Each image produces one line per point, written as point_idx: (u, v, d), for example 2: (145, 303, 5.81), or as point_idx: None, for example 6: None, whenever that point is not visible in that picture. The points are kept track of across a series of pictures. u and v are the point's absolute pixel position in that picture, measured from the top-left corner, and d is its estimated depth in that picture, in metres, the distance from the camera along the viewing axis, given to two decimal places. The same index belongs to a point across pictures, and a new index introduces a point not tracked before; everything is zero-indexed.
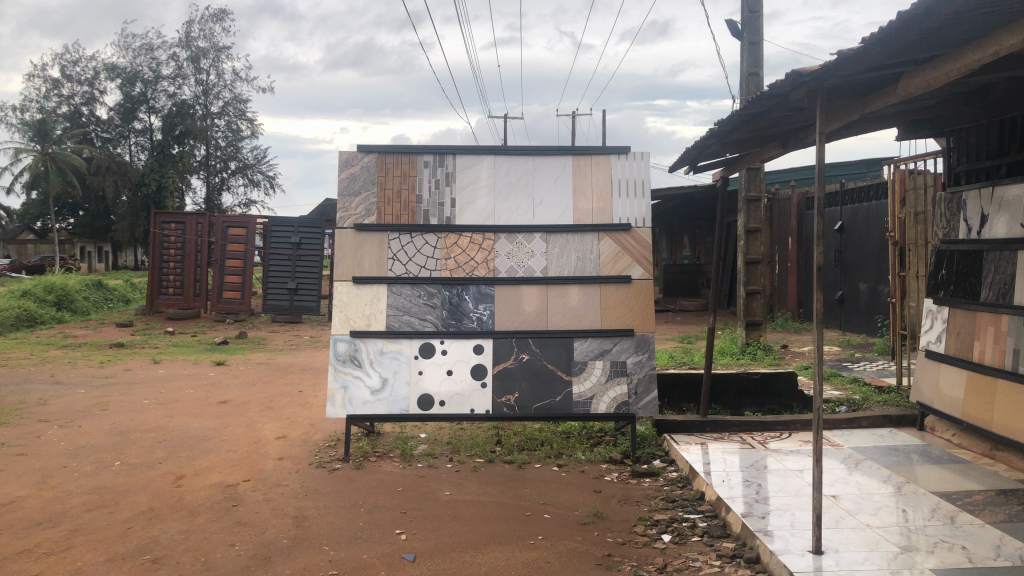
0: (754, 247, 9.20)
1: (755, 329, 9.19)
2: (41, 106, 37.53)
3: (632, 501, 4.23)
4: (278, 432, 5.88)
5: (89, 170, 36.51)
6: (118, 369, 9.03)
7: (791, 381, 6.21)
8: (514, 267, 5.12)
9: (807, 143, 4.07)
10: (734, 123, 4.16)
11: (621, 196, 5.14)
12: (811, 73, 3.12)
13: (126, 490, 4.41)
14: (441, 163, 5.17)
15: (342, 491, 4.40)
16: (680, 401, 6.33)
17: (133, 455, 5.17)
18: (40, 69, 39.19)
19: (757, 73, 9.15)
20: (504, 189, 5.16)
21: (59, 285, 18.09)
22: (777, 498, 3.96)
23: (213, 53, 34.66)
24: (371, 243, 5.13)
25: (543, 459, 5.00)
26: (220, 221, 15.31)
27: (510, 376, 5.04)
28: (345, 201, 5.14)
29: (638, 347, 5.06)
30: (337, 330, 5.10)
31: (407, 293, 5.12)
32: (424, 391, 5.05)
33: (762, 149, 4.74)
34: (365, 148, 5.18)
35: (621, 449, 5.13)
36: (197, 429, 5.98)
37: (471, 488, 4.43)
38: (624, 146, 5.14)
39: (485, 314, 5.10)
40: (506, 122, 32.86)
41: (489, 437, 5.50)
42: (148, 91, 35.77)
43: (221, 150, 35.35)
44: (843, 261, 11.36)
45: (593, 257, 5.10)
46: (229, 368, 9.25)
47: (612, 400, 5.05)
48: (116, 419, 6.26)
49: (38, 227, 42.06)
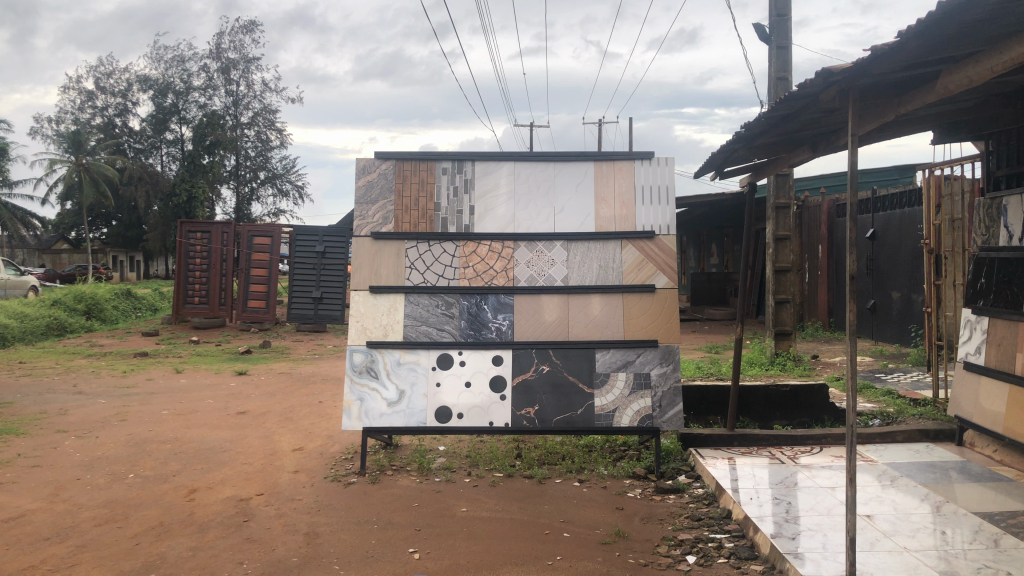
0: (783, 255, 8.98)
1: (784, 339, 8.97)
2: (76, 117, 38.22)
3: (656, 520, 4.06)
4: (295, 444, 5.79)
5: (122, 181, 37.02)
6: (141, 378, 9.03)
7: (822, 393, 6.00)
8: (535, 275, 4.98)
9: (839, 146, 3.89)
10: (761, 126, 4.01)
11: (644, 202, 4.99)
12: (843, 71, 2.96)
13: (137, 504, 4.34)
14: (459, 169, 5.06)
15: (356, 506, 4.28)
16: (706, 414, 6.14)
17: (147, 467, 5.11)
18: (75, 81, 39.94)
19: (786, 77, 8.96)
20: (524, 196, 5.03)
21: (89, 294, 18.29)
22: (808, 517, 3.77)
23: (243, 65, 35.01)
24: (387, 251, 5.03)
25: (563, 474, 4.85)
26: (245, 230, 15.33)
27: (531, 389, 4.90)
28: (362, 208, 5.05)
29: (663, 359, 4.90)
30: (353, 341, 4.99)
31: (424, 302, 5.01)
32: (442, 403, 4.93)
33: (791, 153, 4.57)
34: (383, 155, 5.08)
35: (645, 464, 4.95)
36: (214, 440, 5.91)
37: (488, 505, 4.29)
38: (648, 152, 4.99)
39: (505, 324, 4.97)
40: (532, 130, 32.84)
41: (510, 450, 5.36)
42: (179, 103, 36.21)
43: (250, 160, 35.65)
44: (876, 269, 11.07)
45: (615, 266, 4.95)
46: (251, 378, 9.20)
47: (636, 413, 4.88)
48: (134, 430, 6.22)
49: (72, 237, 42.76)
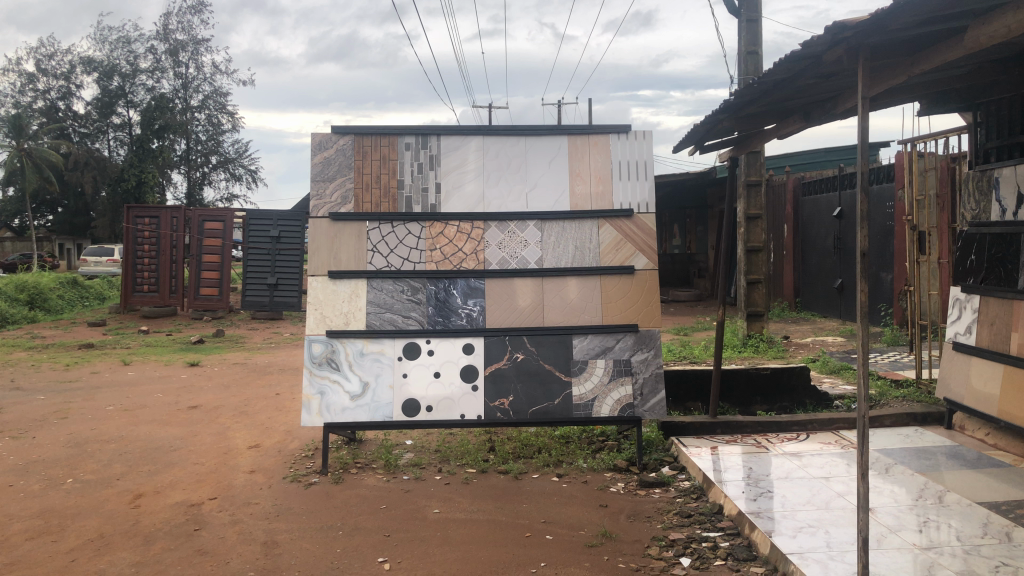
0: (755, 234, 8.77)
1: (756, 320, 8.81)
2: (16, 100, 36.69)
3: (643, 517, 3.79)
4: (251, 441, 5.41)
5: (67, 166, 35.68)
6: (85, 372, 8.52)
7: (804, 377, 5.78)
8: (506, 258, 4.67)
9: (837, 114, 3.62)
10: (754, 93, 3.74)
11: (622, 178, 4.69)
12: (856, 26, 2.69)
13: (76, 514, 3.94)
14: (424, 144, 4.71)
15: (318, 510, 3.94)
16: (685, 400, 5.90)
17: (88, 470, 4.69)
18: (15, 63, 38.33)
19: (756, 52, 8.70)
20: (494, 173, 4.70)
21: (32, 283, 17.48)
22: (806, 512, 3.53)
23: (193, 46, 33.87)
24: (348, 233, 4.67)
25: (540, 469, 4.55)
26: (196, 214, 14.71)
27: (504, 379, 4.59)
28: (319, 187, 4.68)
29: (642, 344, 4.63)
30: (311, 331, 4.63)
31: (389, 288, 4.66)
32: (409, 395, 4.59)
33: (781, 123, 4.32)
34: (341, 129, 4.71)
35: (626, 456, 4.67)
36: (164, 438, 5.50)
37: (463, 505, 3.98)
38: (625, 125, 4.70)
39: (476, 310, 4.65)
40: (491, 111, 32.38)
41: (482, 444, 5.05)
42: (126, 85, 34.94)
43: (202, 144, 34.61)
44: (843, 248, 10.98)
45: (592, 246, 4.66)
46: (203, 370, 8.74)
47: (616, 402, 4.59)
48: (75, 429, 5.77)
49: (16, 225, 41.20)
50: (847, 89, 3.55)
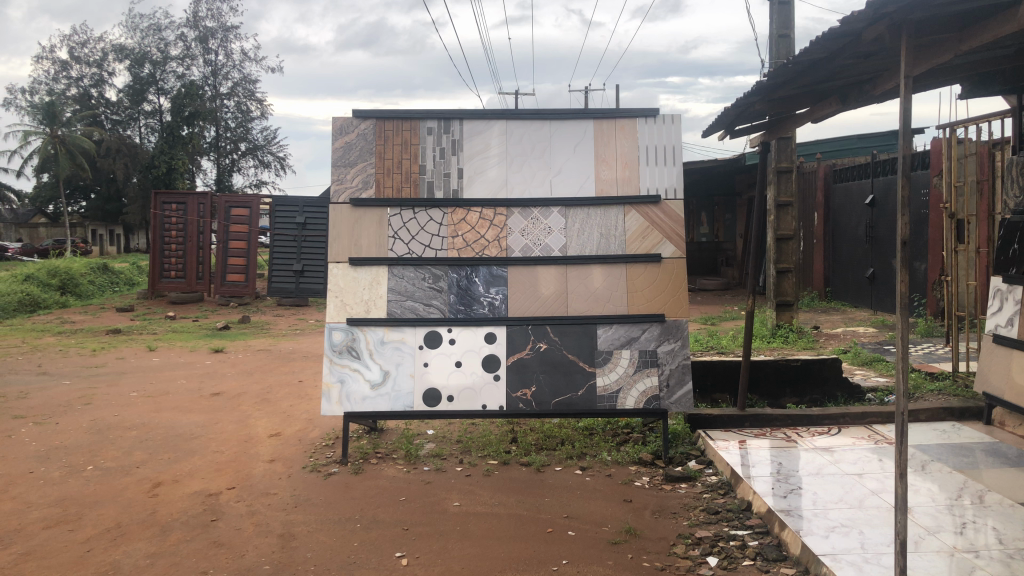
0: (785, 222, 8.57)
1: (786, 310, 8.62)
2: (50, 88, 37.15)
3: (669, 514, 3.68)
4: (272, 429, 5.37)
5: (99, 153, 36.09)
6: (111, 357, 8.56)
7: (836, 369, 5.62)
8: (530, 245, 4.56)
9: (876, 95, 3.45)
10: (788, 74, 3.59)
11: (649, 163, 4.56)
12: (899, 1, 2.53)
13: (94, 502, 3.92)
14: (446, 129, 4.61)
15: (337, 502, 3.87)
16: (712, 391, 5.76)
17: (109, 458, 4.67)
18: (49, 51, 38.77)
19: (789, 35, 8.46)
20: (517, 158, 4.59)
21: (64, 268, 17.69)
22: (838, 511, 3.40)
23: (222, 33, 34.01)
24: (368, 219, 4.59)
25: (563, 461, 4.46)
26: (222, 201, 14.75)
27: (526, 369, 4.49)
28: (340, 172, 4.61)
29: (669, 334, 4.50)
30: (332, 318, 4.56)
31: (410, 275, 4.57)
32: (430, 385, 4.51)
33: (815, 106, 4.16)
34: (362, 113, 4.63)
35: (651, 449, 4.56)
36: (185, 425, 5.49)
37: (484, 498, 3.89)
38: (653, 109, 4.56)
39: (498, 298, 4.55)
40: (518, 99, 32.20)
41: (504, 434, 4.96)
42: (156, 72, 35.19)
43: (231, 131, 34.80)
44: (875, 237, 10.72)
45: (618, 234, 4.54)
46: (228, 356, 8.74)
47: (641, 394, 4.48)
48: (98, 415, 5.77)
49: (51, 211, 41.82)
50: (887, 70, 3.38)
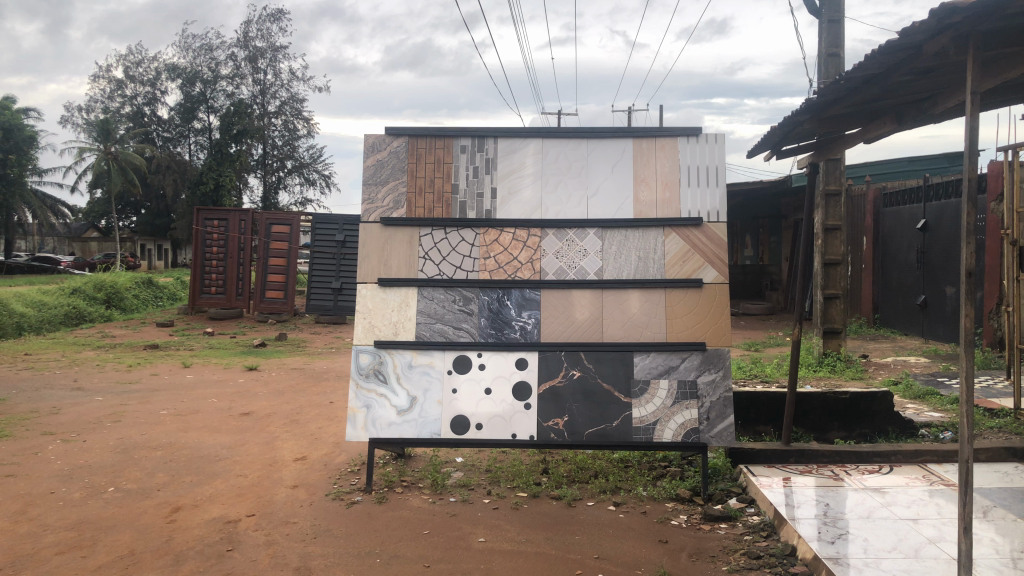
0: (833, 246, 8.25)
1: (833, 337, 8.28)
2: (105, 106, 38.13)
3: (707, 557, 3.43)
4: (297, 453, 5.24)
5: (150, 170, 36.90)
6: (146, 373, 8.55)
7: (887, 402, 5.31)
8: (564, 268, 4.39)
9: (936, 113, 3.22)
10: (839, 91, 3.39)
11: (690, 184, 4.36)
12: (966, 10, 2.32)
13: (110, 527, 3.81)
14: (480, 147, 4.48)
15: (357, 534, 3.71)
16: (755, 423, 5.50)
17: (131, 479, 4.59)
18: (105, 70, 39.84)
19: (838, 53, 8.19)
20: (553, 177, 4.42)
21: (109, 283, 17.96)
22: (892, 561, 3.13)
23: (271, 53, 34.61)
24: (399, 239, 4.46)
25: (596, 496, 4.24)
26: (263, 218, 14.83)
27: (559, 397, 4.30)
28: (371, 191, 4.49)
29: (710, 363, 4.26)
30: (359, 340, 4.42)
31: (439, 297, 4.42)
32: (458, 412, 4.34)
33: (867, 127, 3.94)
34: (395, 131, 4.52)
35: (689, 484, 4.32)
36: (211, 446, 5.39)
37: (511, 535, 3.69)
38: (695, 127, 4.36)
39: (530, 323, 4.37)
40: (561, 119, 32.13)
41: (535, 465, 4.77)
42: (207, 91, 35.89)
43: (277, 149, 35.29)
44: (927, 263, 10.32)
45: (656, 257, 4.34)
46: (261, 375, 8.68)
47: (680, 426, 4.24)
48: (126, 434, 5.71)
49: (103, 226, 42.81)
50: (949, 86, 3.15)
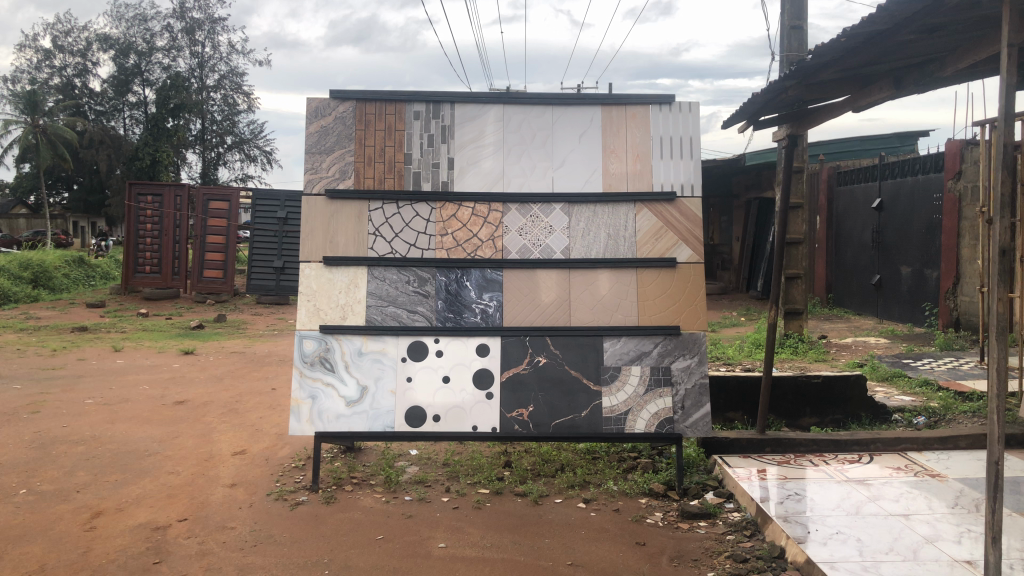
0: (795, 225, 8.06)
1: (794, 318, 8.14)
2: (33, 77, 36.25)
3: (690, 562, 3.14)
4: (237, 447, 4.81)
5: (81, 144, 35.27)
6: (71, 359, 7.95)
7: (859, 387, 5.11)
8: (528, 246, 4.05)
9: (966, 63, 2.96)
10: (836, 51, 3.16)
11: (663, 156, 4.04)
12: None
13: (19, 536, 3.37)
14: (435, 113, 4.08)
15: (305, 540, 3.34)
16: (725, 409, 5.27)
17: (46, 480, 4.12)
18: (32, 40, 37.85)
19: (801, 26, 7.96)
20: (514, 147, 4.06)
21: (36, 261, 17.02)
22: (891, 563, 2.86)
23: (210, 25, 33.27)
24: (347, 213, 4.05)
25: (563, 492, 3.93)
26: (200, 193, 14.10)
27: (523, 386, 3.97)
28: (315, 159, 4.07)
29: (685, 348, 3.97)
30: (303, 325, 4.01)
31: (391, 278, 4.04)
32: (413, 403, 3.97)
33: (857, 94, 3.72)
34: (340, 94, 4.09)
35: (663, 477, 4.03)
36: (139, 439, 4.93)
37: (475, 539, 3.36)
38: (668, 95, 4.04)
39: (491, 305, 4.02)
40: None
41: (496, 458, 4.44)
42: (142, 64, 34.37)
43: (217, 124, 34.03)
44: (881, 243, 10.27)
45: (627, 234, 4.02)
46: (197, 359, 8.17)
47: (653, 416, 3.95)
48: (44, 427, 5.19)
49: (33, 203, 40.94)
50: (980, 36, 2.89)
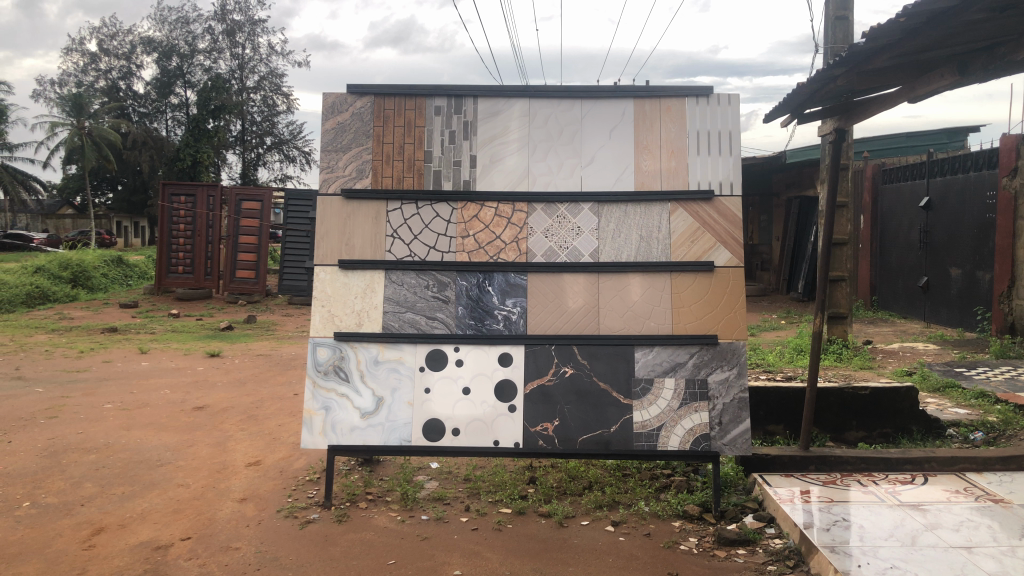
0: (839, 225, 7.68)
1: (838, 322, 7.77)
2: (79, 80, 36.91)
3: None
4: (251, 457, 4.63)
5: (124, 145, 35.79)
6: (98, 361, 7.88)
7: (911, 400, 4.77)
8: (554, 249, 3.80)
9: None
10: (891, 33, 2.87)
11: (700, 152, 3.75)
12: None
13: (15, 554, 3.21)
14: (457, 108, 3.85)
15: (310, 564, 3.12)
16: (766, 422, 4.96)
17: (52, 491, 3.97)
18: (79, 44, 38.55)
19: (846, 16, 7.58)
20: (540, 144, 3.81)
21: (76, 260, 17.20)
22: None
23: (249, 27, 33.56)
24: (364, 214, 3.84)
25: (591, 513, 3.67)
26: (233, 193, 14.07)
27: (549, 398, 3.71)
28: (331, 158, 3.87)
29: (722, 359, 3.68)
30: (317, 332, 3.81)
31: (410, 283, 3.81)
32: (431, 415, 3.75)
33: (911, 84, 3.39)
34: (358, 89, 3.87)
35: (699, 498, 3.75)
36: (153, 448, 4.77)
37: (492, 565, 3.11)
38: (706, 87, 3.74)
39: (514, 312, 3.77)
40: None
41: (520, 474, 4.19)
42: (184, 66, 34.79)
43: (256, 125, 34.28)
44: (930, 242, 9.82)
45: (660, 236, 3.75)
46: (223, 362, 8.04)
47: (688, 431, 3.67)
48: (59, 433, 5.07)
49: (79, 203, 41.71)
50: None
